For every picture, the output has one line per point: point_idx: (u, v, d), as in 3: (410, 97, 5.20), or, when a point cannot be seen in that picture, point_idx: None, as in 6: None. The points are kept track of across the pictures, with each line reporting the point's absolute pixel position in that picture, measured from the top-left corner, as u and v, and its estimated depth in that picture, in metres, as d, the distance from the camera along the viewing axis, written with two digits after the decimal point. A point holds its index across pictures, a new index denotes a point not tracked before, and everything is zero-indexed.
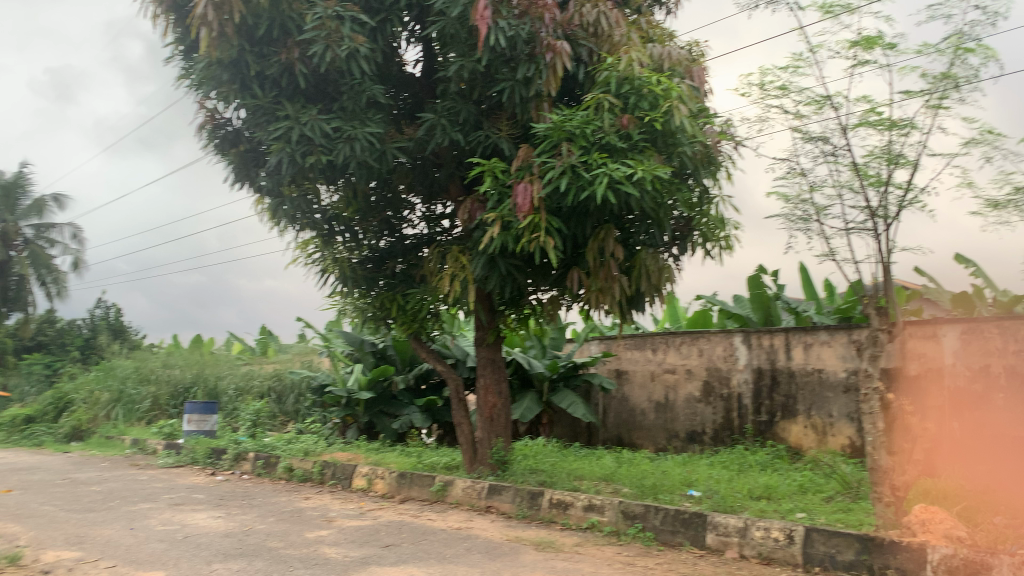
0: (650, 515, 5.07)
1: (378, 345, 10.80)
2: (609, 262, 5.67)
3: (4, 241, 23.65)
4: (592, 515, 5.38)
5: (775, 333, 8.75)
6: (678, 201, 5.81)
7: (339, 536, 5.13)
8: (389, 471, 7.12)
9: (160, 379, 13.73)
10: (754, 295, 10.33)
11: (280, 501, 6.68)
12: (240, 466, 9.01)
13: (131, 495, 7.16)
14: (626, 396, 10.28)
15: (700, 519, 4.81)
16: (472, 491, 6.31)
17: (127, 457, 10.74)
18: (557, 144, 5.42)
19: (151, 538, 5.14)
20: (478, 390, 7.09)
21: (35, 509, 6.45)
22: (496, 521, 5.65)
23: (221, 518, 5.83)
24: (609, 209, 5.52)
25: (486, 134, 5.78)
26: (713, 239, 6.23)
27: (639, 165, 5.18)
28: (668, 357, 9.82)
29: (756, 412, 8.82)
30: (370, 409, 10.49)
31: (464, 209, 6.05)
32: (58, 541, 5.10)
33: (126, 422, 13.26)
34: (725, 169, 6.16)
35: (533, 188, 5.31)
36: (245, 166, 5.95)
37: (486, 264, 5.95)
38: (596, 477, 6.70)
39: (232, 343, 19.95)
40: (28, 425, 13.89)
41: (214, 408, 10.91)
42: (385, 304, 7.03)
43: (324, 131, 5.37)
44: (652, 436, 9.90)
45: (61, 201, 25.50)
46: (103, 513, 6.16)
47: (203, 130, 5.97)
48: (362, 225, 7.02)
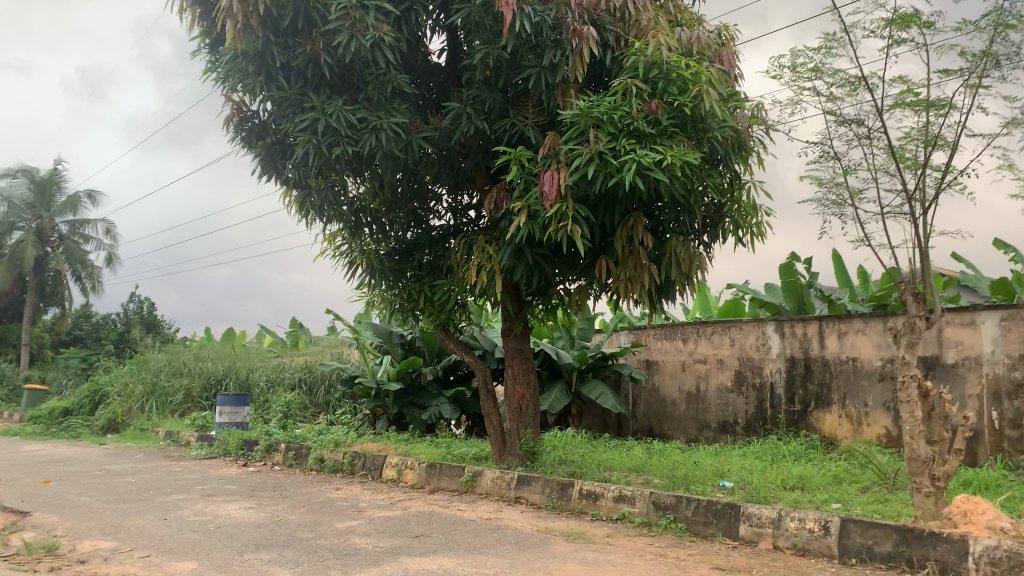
0: (682, 506, 5.00)
1: (406, 336, 10.82)
2: (638, 250, 5.59)
3: (40, 237, 24.08)
4: (622, 506, 5.33)
5: (808, 322, 8.61)
6: (708, 187, 5.72)
7: (369, 527, 5.13)
8: (419, 462, 7.13)
9: (193, 371, 13.90)
10: (786, 283, 10.19)
11: (311, 492, 6.72)
12: (271, 458, 9.08)
13: (165, 486, 7.25)
14: (656, 387, 10.20)
15: (733, 510, 4.74)
16: (501, 482, 6.29)
17: (162, 449, 10.89)
18: (584, 130, 5.36)
19: (184, 528, 5.19)
20: (507, 381, 7.06)
21: (72, 500, 6.55)
22: (526, 512, 5.62)
23: (253, 509, 5.87)
24: (638, 196, 5.45)
25: (512, 122, 5.74)
26: (745, 226, 6.12)
27: (668, 151, 5.10)
28: (698, 347, 9.72)
29: (789, 402, 8.70)
30: (399, 401, 10.50)
31: (491, 198, 6.02)
32: (93, 532, 5.16)
33: (160, 415, 13.45)
34: (756, 154, 6.05)
35: (560, 176, 5.25)
36: (272, 158, 5.94)
37: (514, 254, 5.91)
38: (627, 468, 6.64)
39: (263, 336, 20.17)
40: (66, 418, 14.15)
41: (245, 400, 11.01)
42: (413, 295, 7.03)
43: (350, 121, 5.35)
44: (683, 427, 9.80)
45: (94, 197, 25.93)
46: (137, 504, 6.24)
47: (230, 123, 5.98)
48: (389, 216, 7.02)
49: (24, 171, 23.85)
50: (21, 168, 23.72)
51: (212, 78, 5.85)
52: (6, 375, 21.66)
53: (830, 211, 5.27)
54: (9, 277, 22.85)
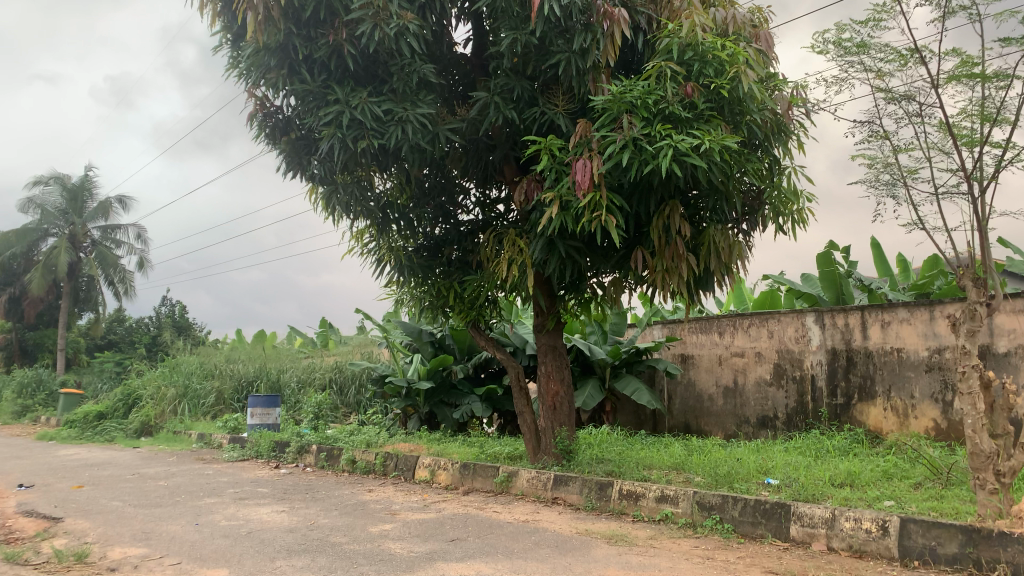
0: (728, 506, 4.79)
1: (436, 334, 10.68)
2: (675, 240, 5.38)
3: (73, 243, 24.34)
4: (665, 506, 5.13)
5: (849, 312, 8.33)
6: (747, 172, 5.49)
7: (403, 530, 4.98)
8: (452, 462, 6.98)
9: (224, 373, 13.92)
10: (823, 273, 9.90)
11: (344, 494, 6.60)
12: (303, 459, 9.00)
13: (197, 490, 7.18)
14: (692, 381, 9.96)
15: (782, 509, 4.52)
16: (537, 482, 6.12)
17: (194, 451, 10.86)
18: (616, 116, 5.16)
19: (216, 534, 5.08)
20: (540, 378, 6.88)
21: (104, 504, 6.49)
22: (564, 513, 5.44)
23: (285, 513, 5.75)
24: (674, 183, 5.23)
25: (542, 110, 5.55)
26: (785, 213, 5.88)
27: (706, 135, 4.90)
28: (735, 340, 9.47)
29: (831, 395, 8.42)
30: (430, 400, 10.37)
31: (521, 190, 5.84)
32: (125, 538, 5.07)
33: (192, 417, 13.47)
34: (796, 138, 5.81)
35: (592, 164, 5.05)
36: (296, 154, 5.79)
37: (545, 247, 5.72)
38: (667, 466, 6.44)
39: (293, 338, 20.22)
40: (100, 422, 14.22)
41: (276, 401, 10.95)
42: (442, 293, 6.89)
43: (375, 114, 5.19)
44: (721, 422, 9.55)
45: (124, 202, 26.20)
46: (169, 508, 6.16)
47: (253, 119, 5.84)
48: (417, 212, 6.88)
49: (56, 178, 24.07)
50: (54, 175, 23.97)
51: (234, 73, 5.71)
52: (43, 380, 21.91)
53: (880, 193, 5.01)
54: (44, 283, 23.08)
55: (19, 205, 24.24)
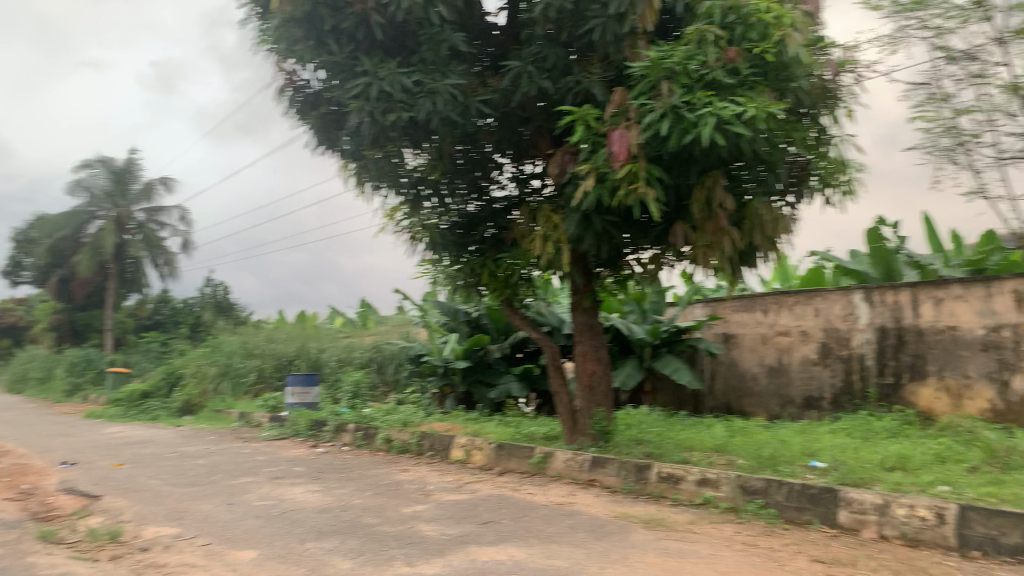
0: (773, 490, 4.59)
1: (472, 314, 10.56)
2: (717, 213, 5.15)
3: (118, 225, 24.71)
4: (706, 490, 4.94)
5: (899, 289, 7.99)
6: (794, 142, 5.24)
7: (436, 512, 4.89)
8: (487, 442, 6.88)
9: (264, 352, 14.02)
10: (872, 249, 9.55)
11: (379, 473, 6.54)
12: (340, 438, 8.98)
13: (234, 468, 7.19)
14: (734, 361, 9.72)
15: (830, 494, 4.31)
16: (574, 464, 5.98)
17: (235, 430, 10.95)
18: (655, 84, 4.94)
19: (248, 514, 5.04)
20: (576, 357, 6.71)
21: (143, 483, 6.52)
22: (601, 496, 5.29)
23: (319, 492, 5.70)
24: (717, 154, 5.00)
25: (577, 79, 5.34)
26: (833, 184, 5.63)
27: (750, 103, 4.67)
28: (780, 318, 9.20)
29: (880, 374, 8.11)
30: (467, 378, 10.31)
31: (556, 162, 5.66)
32: (159, 517, 5.06)
33: (233, 396, 13.59)
34: (845, 105, 5.53)
35: (630, 134, 4.85)
36: (326, 129, 5.67)
37: (581, 222, 5.53)
38: (708, 448, 6.26)
39: (334, 317, 20.33)
40: (144, 400, 14.43)
41: (315, 380, 10.98)
42: (476, 271, 6.76)
43: (404, 85, 5.05)
44: (764, 403, 9.31)
45: (168, 184, 26.55)
46: (205, 487, 6.16)
47: (282, 94, 5.71)
48: (450, 188, 6.76)
49: (102, 161, 24.39)
50: (99, 158, 24.29)
51: (261, 46, 5.56)
52: (92, 359, 22.42)
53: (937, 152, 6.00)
54: (92, 264, 23.67)
55: (66, 188, 24.71)
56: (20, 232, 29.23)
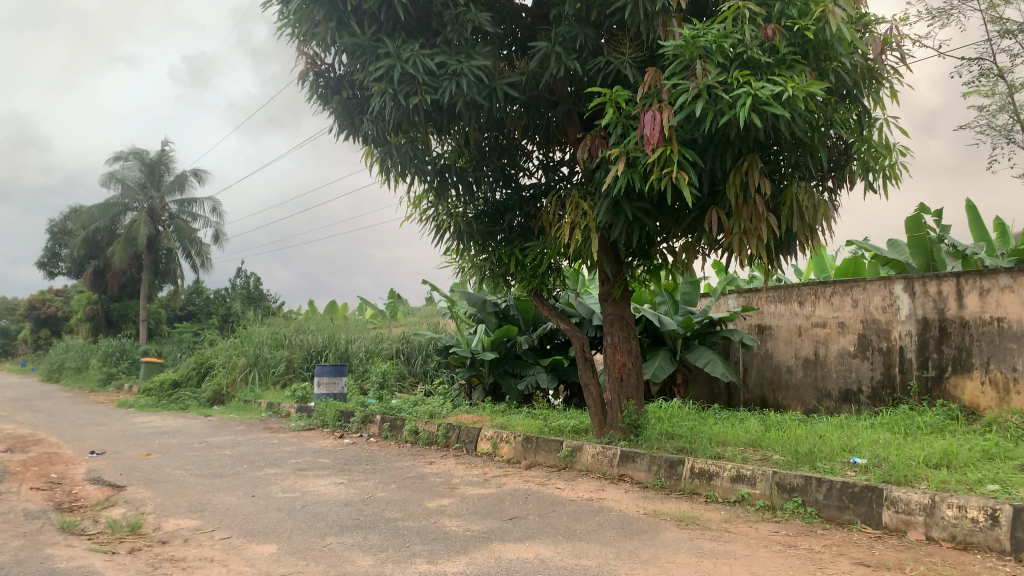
0: (812, 488, 4.39)
1: (501, 304, 10.42)
2: (754, 199, 4.93)
3: (152, 216, 24.93)
4: (741, 487, 4.75)
5: (943, 279, 7.69)
6: (835, 124, 5.00)
7: (462, 506, 4.75)
8: (515, 435, 6.74)
9: (293, 343, 14.03)
10: (913, 238, 9.23)
11: (404, 466, 6.44)
12: (367, 429, 8.89)
13: (259, 459, 7.13)
14: (770, 353, 9.49)
15: (873, 493, 4.10)
16: (603, 458, 5.82)
17: (262, 420, 10.93)
18: (689, 64, 4.72)
19: (270, 506, 4.95)
20: (606, 349, 6.53)
21: (168, 473, 6.48)
22: (631, 491, 5.12)
23: (343, 485, 5.60)
24: (754, 136, 4.78)
25: (607, 60, 5.15)
26: (875, 168, 5.36)
27: (789, 82, 4.45)
28: (817, 309, 8.94)
29: (922, 367, 7.82)
30: (494, 369, 10.20)
31: (585, 147, 5.47)
32: (180, 509, 4.99)
33: (262, 386, 13.59)
34: (889, 86, 5.26)
35: (662, 117, 4.65)
36: (349, 115, 5.53)
37: (611, 209, 5.34)
38: (743, 443, 6.07)
39: (364, 308, 20.33)
40: (175, 390, 14.50)
41: (343, 370, 10.92)
42: (503, 260, 6.61)
43: (428, 67, 4.90)
44: (800, 396, 9.05)
45: (200, 176, 26.75)
46: (230, 479, 6.09)
47: (305, 79, 5.58)
48: (477, 174, 6.61)
49: (136, 154, 24.58)
50: (132, 150, 24.48)
51: (282, 27, 5.42)
52: (126, 350, 22.70)
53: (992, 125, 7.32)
54: (126, 255, 23.92)
55: (101, 181, 24.99)
56: (56, 223, 29.64)
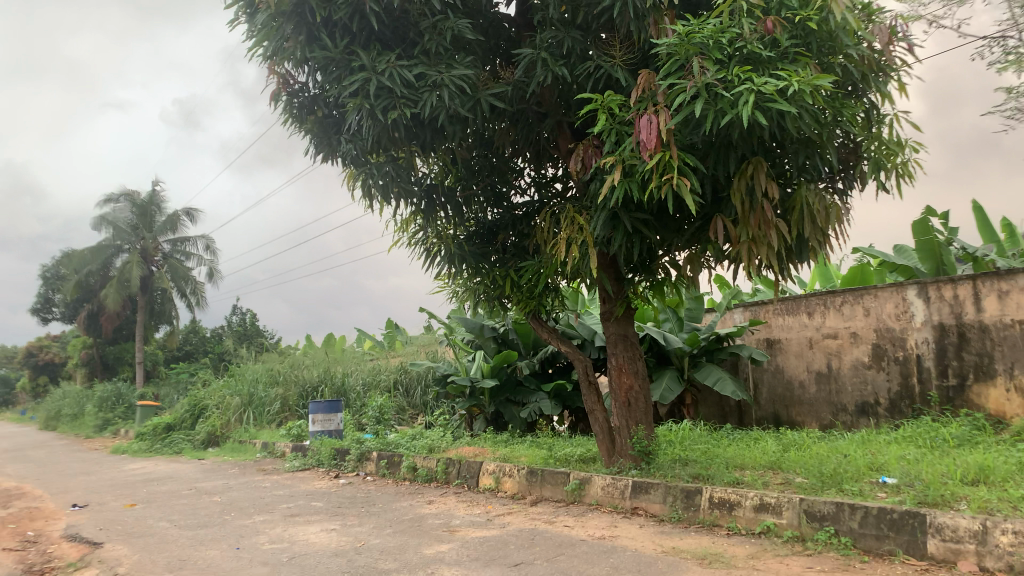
0: (845, 516, 4.01)
1: (499, 329, 10.07)
2: (762, 204, 4.60)
3: (144, 257, 24.59)
4: (765, 517, 4.36)
5: (958, 283, 7.34)
6: (844, 120, 4.69)
7: (462, 552, 4.35)
8: (518, 468, 6.34)
9: (288, 379, 13.61)
10: (921, 243, 8.89)
11: (402, 507, 6.03)
12: (364, 467, 8.49)
13: (248, 506, 6.72)
14: (780, 368, 9.11)
15: (915, 520, 3.72)
16: (613, 491, 5.42)
17: (257, 461, 10.52)
18: (684, 63, 4.40)
19: (254, 561, 4.55)
20: (611, 372, 6.15)
21: (150, 526, 6.07)
22: (646, 526, 4.72)
23: (334, 532, 5.20)
24: (758, 137, 4.46)
25: (597, 64, 4.84)
26: (886, 167, 5.03)
27: (793, 76, 4.15)
28: (827, 320, 8.58)
29: (942, 376, 7.45)
30: (496, 398, 9.78)
31: (577, 157, 5.14)
32: (157, 568, 4.59)
33: (257, 425, 13.18)
34: (897, 80, 4.98)
35: (659, 120, 4.32)
36: (325, 135, 5.20)
37: (609, 222, 5.00)
38: (761, 467, 5.68)
39: (363, 339, 19.93)
40: (168, 434, 14.06)
41: (338, 406, 10.51)
42: (498, 282, 6.27)
43: (406, 79, 4.59)
44: (815, 411, 8.65)
45: (192, 215, 26.52)
46: (214, 530, 5.69)
47: (276, 99, 5.25)
48: (465, 194, 6.30)
49: (125, 195, 24.31)
50: (122, 192, 24.20)
51: (251, 46, 5.10)
52: (121, 394, 22.25)
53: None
54: (119, 298, 23.53)
55: (93, 223, 24.73)
56: (47, 268, 29.34)
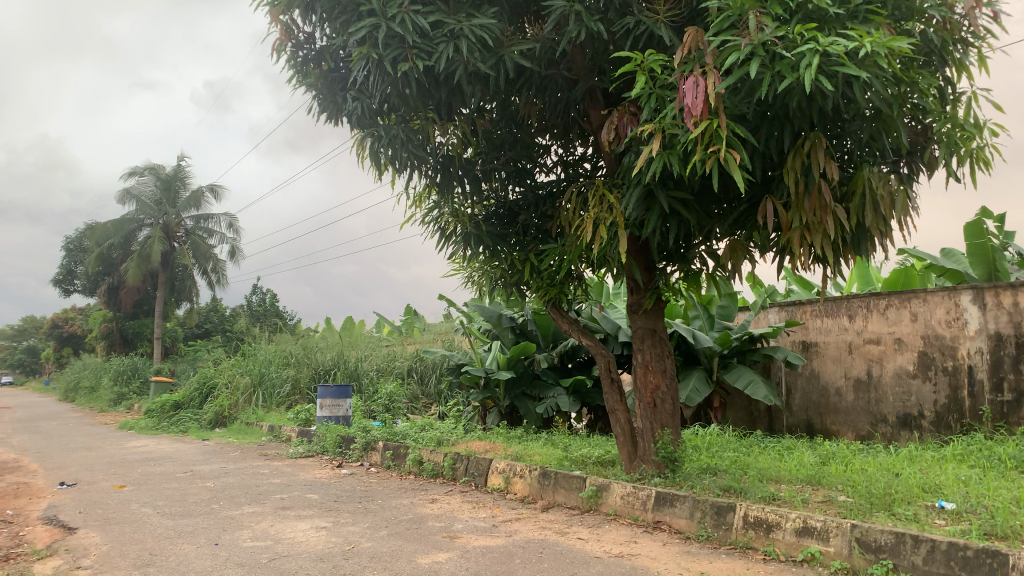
0: (905, 549, 3.46)
1: (518, 319, 9.59)
2: (818, 185, 4.02)
3: (167, 233, 24.28)
4: (809, 542, 3.82)
5: (1019, 290, 6.69)
6: (918, 92, 4.11)
7: (460, 565, 3.85)
8: (530, 469, 5.84)
9: (301, 361, 13.20)
10: (973, 246, 8.23)
11: (401, 505, 5.55)
12: (369, 457, 8.05)
13: (240, 494, 6.28)
14: (816, 373, 8.51)
15: (993, 560, 3.18)
16: (633, 500, 4.90)
17: (261, 445, 10.11)
18: (737, 20, 3.84)
19: (230, 561, 4.08)
20: (636, 369, 5.60)
21: (132, 512, 5.64)
22: (669, 545, 4.19)
23: (323, 531, 4.72)
24: (818, 109, 3.89)
25: (637, 20, 4.30)
26: (961, 152, 4.33)
27: (865, 37, 3.56)
28: (870, 324, 7.96)
29: (996, 391, 6.82)
30: (511, 391, 9.29)
31: (611, 125, 4.62)
32: (123, 563, 4.13)
33: (266, 408, 12.81)
34: (977, 52, 4.36)
35: (706, 83, 3.73)
36: (330, 91, 4.71)
37: (642, 201, 4.45)
38: (799, 481, 5.12)
39: (383, 324, 19.48)
40: (176, 412, 13.74)
41: (347, 391, 10.06)
42: (517, 267, 5.74)
43: (420, 27, 4.09)
44: (851, 421, 8.04)
45: (217, 191, 26.31)
46: (197, 520, 5.24)
47: (279, 51, 4.76)
48: (485, 168, 5.79)
49: (150, 168, 23.92)
50: (147, 166, 23.82)
51: None
52: (137, 368, 22.01)
53: None
54: (139, 272, 23.30)
55: (116, 196, 24.52)
56: (71, 239, 29.38)
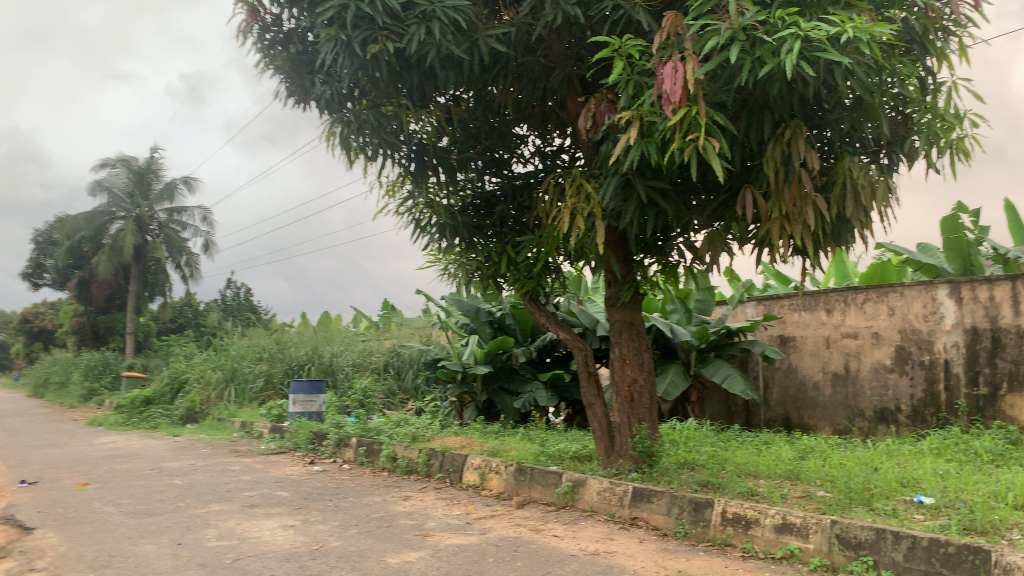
0: (886, 546, 3.39)
1: (495, 313, 9.47)
2: (799, 175, 3.95)
3: (139, 226, 23.87)
4: (788, 539, 3.74)
5: (995, 283, 6.69)
6: (899, 80, 4.04)
7: (432, 564, 3.73)
8: (506, 465, 5.73)
9: (274, 356, 12.99)
10: (950, 240, 8.22)
11: (373, 502, 5.41)
12: (342, 453, 7.89)
13: (207, 492, 6.11)
14: (794, 367, 8.48)
15: (975, 557, 3.13)
16: (610, 496, 4.81)
17: (232, 442, 9.91)
18: (718, 4, 3.74)
19: (192, 562, 3.93)
20: (613, 363, 5.51)
21: (93, 511, 5.45)
22: (646, 542, 4.10)
23: (291, 530, 4.57)
24: (799, 96, 3.81)
25: (615, 4, 4.19)
26: (941, 143, 4.27)
27: (847, 22, 3.48)
28: (847, 318, 7.93)
29: (972, 384, 6.82)
30: (488, 386, 9.16)
31: (588, 113, 4.51)
32: (79, 564, 3.96)
33: (238, 403, 12.59)
34: (958, 41, 4.30)
35: (685, 68, 3.63)
36: (298, 75, 4.56)
37: (620, 190, 4.34)
38: (777, 476, 5.06)
39: (359, 319, 19.25)
40: (146, 407, 13.46)
41: (321, 387, 9.89)
42: (493, 258, 5.62)
43: (390, 8, 3.97)
44: (829, 415, 8.02)
45: (191, 183, 25.93)
46: (161, 519, 5.07)
47: (245, 33, 4.60)
48: (461, 158, 5.66)
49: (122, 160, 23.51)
50: (118, 157, 23.40)
51: None
52: (108, 363, 21.61)
53: None
54: (110, 266, 22.89)
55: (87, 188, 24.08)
56: (39, 232, 28.84)
